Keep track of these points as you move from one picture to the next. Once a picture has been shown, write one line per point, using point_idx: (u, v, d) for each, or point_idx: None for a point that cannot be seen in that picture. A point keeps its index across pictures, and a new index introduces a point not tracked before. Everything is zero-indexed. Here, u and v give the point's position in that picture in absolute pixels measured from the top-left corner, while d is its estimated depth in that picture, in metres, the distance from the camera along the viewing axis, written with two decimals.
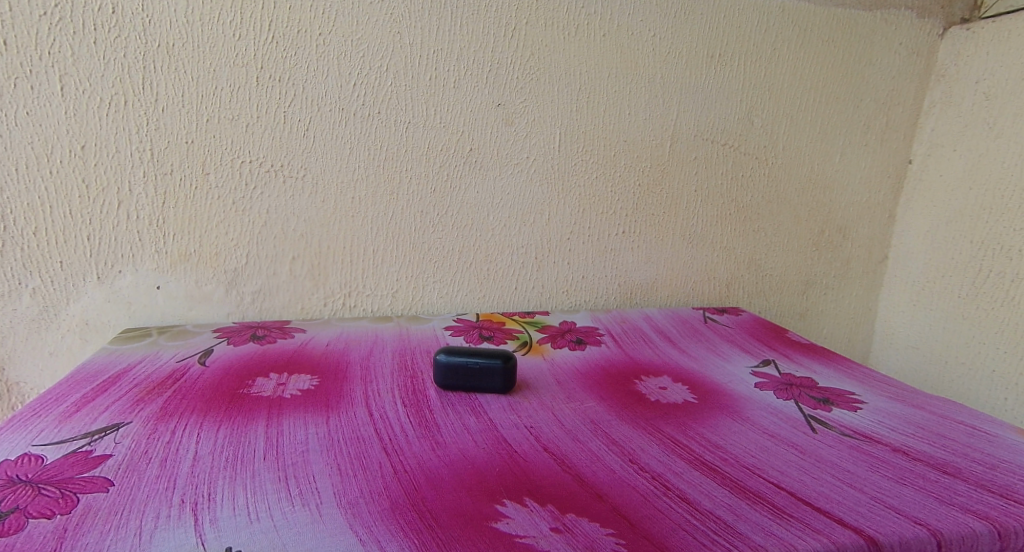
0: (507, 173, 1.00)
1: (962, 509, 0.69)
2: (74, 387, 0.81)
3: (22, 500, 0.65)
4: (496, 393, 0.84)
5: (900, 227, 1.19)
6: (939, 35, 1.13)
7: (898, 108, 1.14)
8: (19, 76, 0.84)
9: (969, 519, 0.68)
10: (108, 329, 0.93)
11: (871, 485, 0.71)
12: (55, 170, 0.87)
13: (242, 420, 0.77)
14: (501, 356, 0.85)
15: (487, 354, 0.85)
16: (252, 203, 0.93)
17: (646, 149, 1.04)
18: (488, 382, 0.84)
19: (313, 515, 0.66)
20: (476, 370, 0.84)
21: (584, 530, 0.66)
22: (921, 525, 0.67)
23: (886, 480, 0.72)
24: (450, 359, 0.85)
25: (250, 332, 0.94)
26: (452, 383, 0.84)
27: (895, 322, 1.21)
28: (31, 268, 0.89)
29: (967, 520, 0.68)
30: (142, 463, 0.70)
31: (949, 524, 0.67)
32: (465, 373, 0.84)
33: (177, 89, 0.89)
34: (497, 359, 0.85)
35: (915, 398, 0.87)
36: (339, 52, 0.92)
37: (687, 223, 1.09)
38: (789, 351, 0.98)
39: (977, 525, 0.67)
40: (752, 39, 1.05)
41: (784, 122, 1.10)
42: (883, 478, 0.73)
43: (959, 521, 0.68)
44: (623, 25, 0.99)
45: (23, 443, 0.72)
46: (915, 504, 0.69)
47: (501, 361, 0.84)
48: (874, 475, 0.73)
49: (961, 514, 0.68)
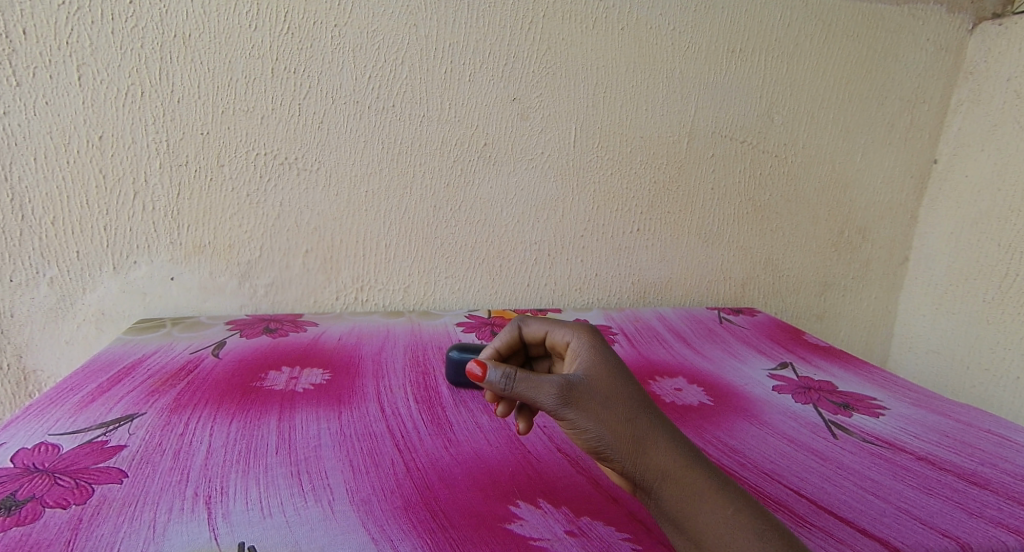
0: (522, 168, 0.99)
1: (991, 522, 0.68)
2: (90, 376, 0.81)
3: (39, 490, 0.66)
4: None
5: (923, 228, 1.17)
6: (969, 31, 1.10)
7: (923, 107, 1.12)
8: (37, 65, 0.84)
9: (1000, 533, 0.67)
10: (123, 318, 0.94)
11: (896, 495, 0.71)
12: (73, 160, 0.87)
13: (255, 414, 0.78)
14: None
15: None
16: (267, 196, 0.93)
17: (663, 145, 1.03)
18: None
19: (326, 511, 0.66)
20: None
21: (599, 534, 0.66)
22: (952, 539, 0.66)
23: (912, 489, 0.71)
24: (463, 356, 0.84)
25: (263, 324, 0.94)
26: (464, 381, 0.84)
27: (914, 325, 1.19)
28: (48, 257, 0.90)
29: (998, 534, 0.67)
30: (156, 455, 0.71)
31: (979, 537, 0.66)
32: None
33: (193, 80, 0.88)
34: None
35: (937, 405, 0.86)
36: (355, 44, 0.91)
37: (703, 220, 1.07)
38: (807, 354, 0.97)
39: (1008, 539, 0.66)
40: (774, 34, 1.03)
41: (805, 119, 1.08)
42: (908, 488, 0.72)
43: (989, 534, 0.67)
44: (642, 19, 0.98)
45: (40, 432, 0.73)
46: (943, 516, 0.68)
47: None
48: (899, 484, 0.72)
49: (990, 527, 0.68)
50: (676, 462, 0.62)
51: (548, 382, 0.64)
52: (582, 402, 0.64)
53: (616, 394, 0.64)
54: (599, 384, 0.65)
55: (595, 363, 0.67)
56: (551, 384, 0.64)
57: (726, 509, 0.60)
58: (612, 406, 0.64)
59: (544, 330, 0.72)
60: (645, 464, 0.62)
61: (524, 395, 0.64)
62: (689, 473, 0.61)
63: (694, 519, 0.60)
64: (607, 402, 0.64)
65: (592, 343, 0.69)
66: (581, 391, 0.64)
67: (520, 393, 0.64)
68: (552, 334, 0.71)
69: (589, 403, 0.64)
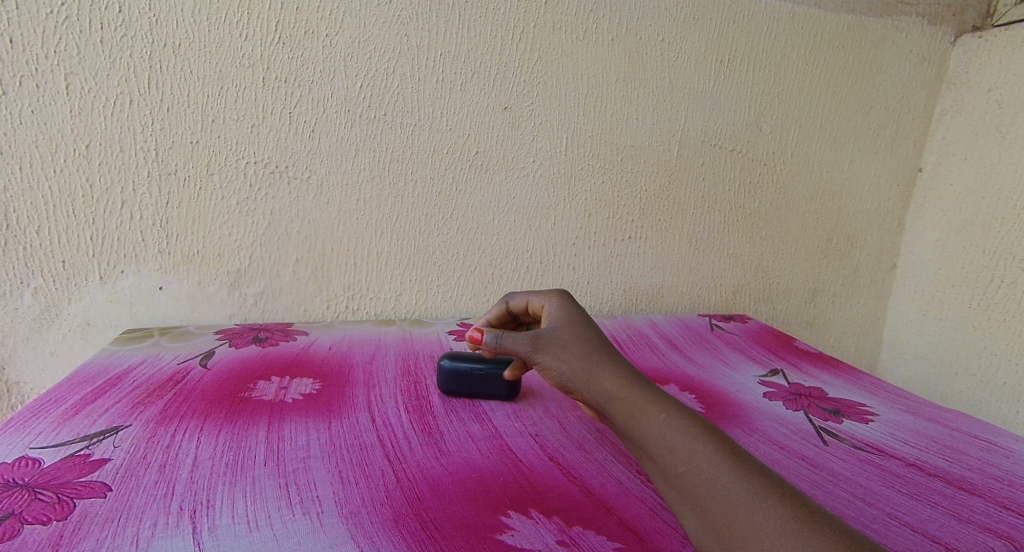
0: (513, 176, 0.99)
1: (980, 527, 0.68)
2: (74, 388, 0.80)
3: (18, 505, 0.65)
4: (501, 399, 0.84)
5: (909, 236, 1.18)
6: (950, 43, 1.12)
7: (907, 117, 1.13)
8: (25, 74, 0.83)
9: (987, 538, 0.67)
10: (109, 329, 0.92)
11: (887, 501, 0.71)
12: (59, 169, 0.86)
13: (243, 425, 0.76)
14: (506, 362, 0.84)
15: (491, 360, 0.84)
16: (257, 204, 0.93)
17: (653, 154, 1.04)
18: (491, 388, 0.83)
19: (314, 524, 0.65)
20: (480, 377, 0.83)
21: (591, 543, 0.65)
22: (938, 543, 0.66)
23: (901, 495, 0.72)
24: (454, 365, 0.84)
25: (252, 334, 0.93)
26: (455, 389, 0.83)
27: (903, 332, 1.20)
28: (33, 268, 0.88)
29: (986, 539, 0.67)
30: (141, 468, 0.70)
31: (967, 542, 0.67)
32: (470, 379, 0.83)
33: (182, 89, 0.88)
34: (502, 366, 0.84)
35: (927, 411, 0.86)
36: (346, 53, 0.91)
37: (693, 229, 1.08)
38: (797, 361, 0.97)
39: (997, 544, 0.67)
40: (760, 45, 1.04)
41: (792, 129, 1.09)
42: (898, 493, 0.72)
43: (978, 539, 0.67)
44: (632, 29, 0.99)
45: (21, 446, 0.71)
46: (933, 522, 0.68)
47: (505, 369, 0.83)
48: (889, 490, 0.72)
49: (979, 532, 0.68)
50: (623, 388, 0.71)
51: (521, 336, 0.76)
52: (549, 350, 0.75)
53: (577, 341, 0.75)
54: (564, 334, 0.76)
55: (562, 319, 0.77)
56: (523, 338, 0.76)
57: (658, 417, 0.68)
58: (572, 350, 0.74)
59: (523, 299, 0.82)
60: (599, 393, 0.72)
61: (507, 349, 0.76)
62: (632, 394, 0.70)
63: (637, 430, 0.69)
64: (568, 347, 0.75)
65: (562, 304, 0.79)
66: (548, 341, 0.75)
67: (502, 348, 0.76)
68: (529, 301, 0.81)
69: (555, 350, 0.75)
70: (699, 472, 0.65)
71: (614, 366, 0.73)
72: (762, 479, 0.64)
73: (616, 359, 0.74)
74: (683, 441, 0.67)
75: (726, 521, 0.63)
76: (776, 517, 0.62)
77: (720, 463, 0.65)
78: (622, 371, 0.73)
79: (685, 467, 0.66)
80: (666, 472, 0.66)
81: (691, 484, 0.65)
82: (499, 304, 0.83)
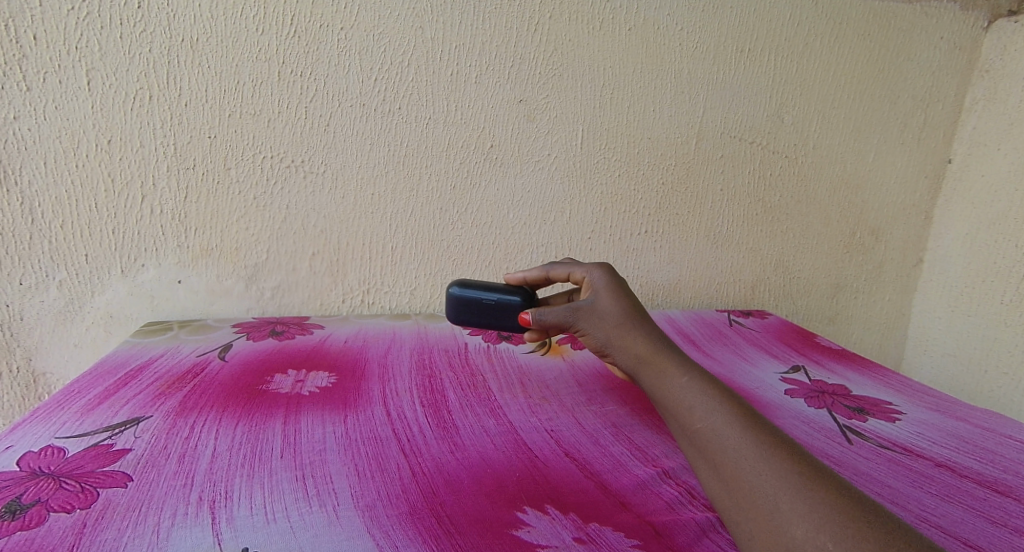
0: (528, 170, 0.99)
1: (1012, 530, 0.67)
2: (97, 379, 0.82)
3: (44, 493, 0.66)
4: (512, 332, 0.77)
5: (938, 229, 1.15)
6: (984, 29, 1.08)
7: (937, 106, 1.10)
8: (48, 70, 0.85)
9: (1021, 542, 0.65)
10: (132, 322, 0.94)
11: (915, 503, 0.69)
12: (81, 164, 0.88)
13: (260, 417, 0.77)
14: (522, 292, 0.77)
15: (505, 289, 0.78)
16: (273, 199, 0.93)
17: (671, 146, 1.02)
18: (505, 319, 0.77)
19: (330, 517, 0.66)
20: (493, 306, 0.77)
21: (607, 540, 0.65)
22: (969, 546, 0.65)
23: (930, 496, 0.70)
24: (465, 293, 0.78)
25: (270, 327, 0.94)
26: (463, 318, 0.79)
27: (930, 328, 1.18)
28: (58, 261, 0.90)
29: (1018, 543, 0.65)
30: (161, 459, 0.71)
31: (999, 546, 0.65)
32: (479, 310, 0.78)
33: (200, 84, 0.88)
34: (517, 297, 0.77)
35: (955, 410, 0.84)
36: (361, 46, 0.91)
37: (712, 222, 1.06)
38: (820, 358, 0.95)
39: None
40: (784, 33, 1.02)
41: (816, 120, 1.06)
42: (927, 495, 0.70)
43: (1012, 543, 0.65)
44: (649, 20, 0.97)
45: (46, 436, 0.73)
46: (964, 524, 0.67)
47: (520, 299, 0.77)
48: (917, 491, 0.71)
49: (1012, 535, 0.66)
50: (653, 351, 0.71)
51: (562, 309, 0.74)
52: (589, 318, 0.74)
53: (617, 310, 0.74)
54: (604, 303, 0.74)
55: (603, 286, 0.76)
56: (564, 309, 0.74)
57: (680, 378, 0.69)
58: (612, 319, 0.73)
59: (563, 268, 0.79)
60: (631, 358, 0.72)
61: (550, 324, 0.74)
62: (660, 358, 0.71)
63: (662, 390, 0.69)
64: (606, 316, 0.74)
65: (604, 274, 0.77)
66: (589, 311, 0.74)
67: (546, 324, 0.75)
68: (570, 268, 0.79)
69: (594, 319, 0.74)
70: (714, 428, 0.65)
71: (647, 332, 0.73)
72: (773, 437, 0.64)
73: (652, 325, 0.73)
74: (700, 399, 0.67)
75: (723, 476, 0.63)
76: (781, 470, 0.62)
77: (733, 421, 0.65)
78: (653, 335, 0.73)
79: (701, 423, 0.66)
80: (684, 428, 0.67)
81: (703, 437, 0.65)
82: (537, 269, 0.80)
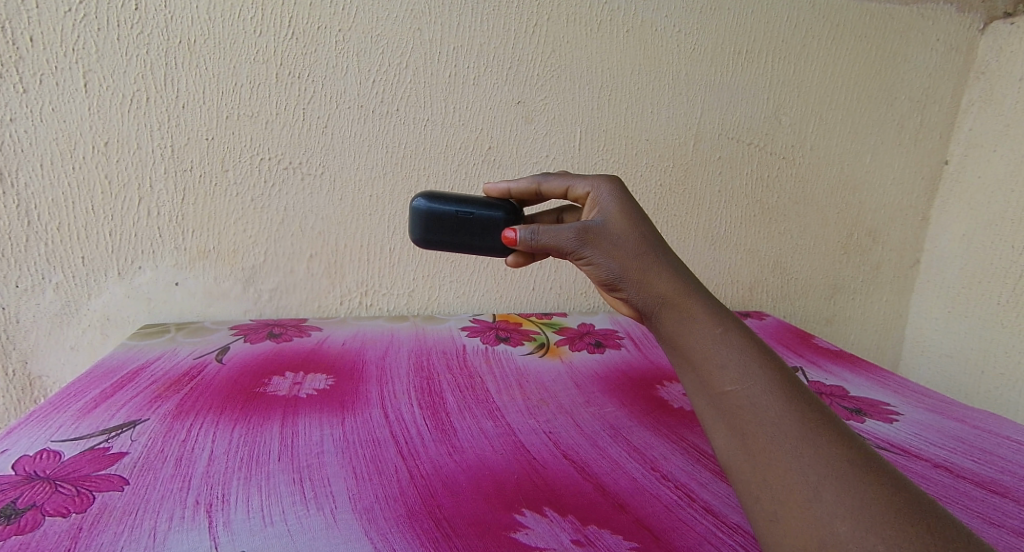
0: (526, 171, 0.99)
1: (1012, 531, 0.66)
2: (94, 381, 0.81)
3: (40, 497, 0.66)
4: (492, 252, 0.73)
5: (936, 230, 1.15)
6: (980, 30, 1.09)
7: (934, 107, 1.10)
8: (45, 72, 0.84)
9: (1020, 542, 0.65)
10: (129, 324, 0.94)
11: None
12: (78, 166, 0.87)
13: (258, 420, 0.77)
14: (502, 208, 0.73)
15: (484, 203, 0.73)
16: (271, 201, 0.93)
17: (669, 148, 1.02)
18: (484, 236, 0.73)
19: (327, 520, 0.66)
20: (471, 222, 0.73)
21: (606, 543, 0.65)
22: None
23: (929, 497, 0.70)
24: (439, 209, 0.73)
25: (267, 329, 0.94)
26: (433, 237, 0.74)
27: (927, 329, 1.18)
28: (54, 264, 0.90)
29: (1018, 544, 0.65)
30: (158, 462, 0.71)
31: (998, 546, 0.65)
32: (452, 227, 0.73)
33: (198, 86, 0.88)
34: (497, 213, 0.73)
35: (953, 411, 0.85)
36: (359, 48, 0.91)
37: (710, 223, 1.06)
38: (818, 359, 0.95)
39: None
40: (781, 36, 1.02)
41: (813, 121, 1.06)
42: None
43: (1011, 544, 0.65)
44: (648, 22, 0.97)
45: (42, 439, 0.72)
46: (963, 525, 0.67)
47: (502, 215, 0.73)
48: None
49: (1012, 536, 0.66)
50: (677, 290, 0.64)
51: (565, 231, 0.67)
52: (599, 244, 0.66)
53: (631, 235, 0.67)
54: (617, 227, 0.67)
55: (616, 209, 0.68)
56: (568, 231, 0.67)
57: (716, 330, 0.62)
58: (626, 247, 0.66)
59: (557, 183, 0.72)
60: (650, 295, 0.65)
61: (545, 246, 0.68)
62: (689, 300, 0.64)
63: (684, 341, 0.63)
64: (619, 242, 0.66)
65: (612, 191, 0.69)
66: (597, 235, 0.67)
67: (539, 245, 0.68)
68: (569, 184, 0.71)
69: (605, 244, 0.66)
70: (750, 395, 0.60)
71: (669, 265, 0.66)
72: None
73: (671, 257, 0.66)
74: (736, 361, 0.61)
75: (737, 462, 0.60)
76: (813, 452, 0.57)
77: (771, 394, 0.60)
78: (676, 270, 0.65)
79: (732, 387, 0.60)
80: (708, 388, 0.61)
81: (734, 403, 0.60)
82: (524, 181, 0.74)
